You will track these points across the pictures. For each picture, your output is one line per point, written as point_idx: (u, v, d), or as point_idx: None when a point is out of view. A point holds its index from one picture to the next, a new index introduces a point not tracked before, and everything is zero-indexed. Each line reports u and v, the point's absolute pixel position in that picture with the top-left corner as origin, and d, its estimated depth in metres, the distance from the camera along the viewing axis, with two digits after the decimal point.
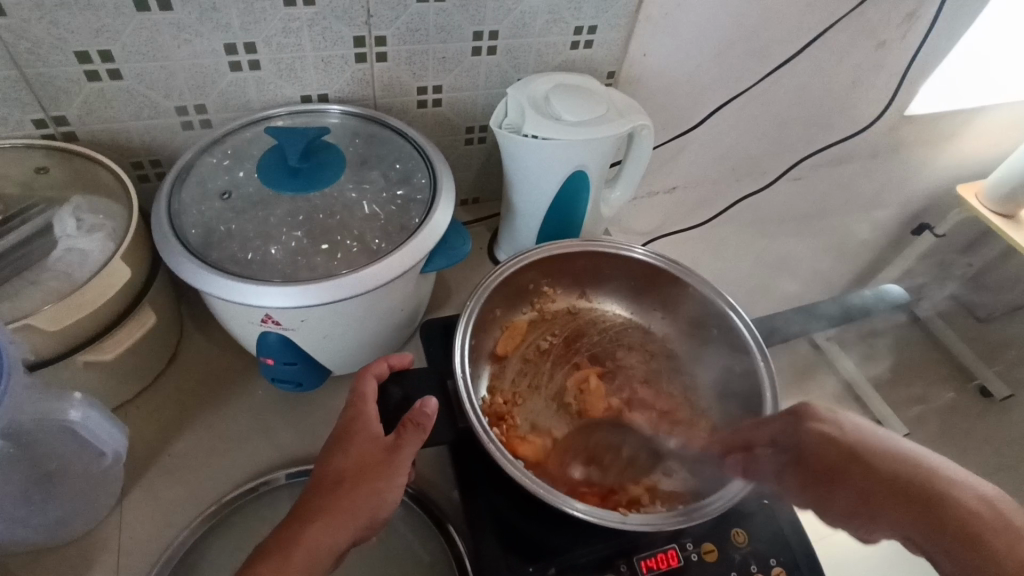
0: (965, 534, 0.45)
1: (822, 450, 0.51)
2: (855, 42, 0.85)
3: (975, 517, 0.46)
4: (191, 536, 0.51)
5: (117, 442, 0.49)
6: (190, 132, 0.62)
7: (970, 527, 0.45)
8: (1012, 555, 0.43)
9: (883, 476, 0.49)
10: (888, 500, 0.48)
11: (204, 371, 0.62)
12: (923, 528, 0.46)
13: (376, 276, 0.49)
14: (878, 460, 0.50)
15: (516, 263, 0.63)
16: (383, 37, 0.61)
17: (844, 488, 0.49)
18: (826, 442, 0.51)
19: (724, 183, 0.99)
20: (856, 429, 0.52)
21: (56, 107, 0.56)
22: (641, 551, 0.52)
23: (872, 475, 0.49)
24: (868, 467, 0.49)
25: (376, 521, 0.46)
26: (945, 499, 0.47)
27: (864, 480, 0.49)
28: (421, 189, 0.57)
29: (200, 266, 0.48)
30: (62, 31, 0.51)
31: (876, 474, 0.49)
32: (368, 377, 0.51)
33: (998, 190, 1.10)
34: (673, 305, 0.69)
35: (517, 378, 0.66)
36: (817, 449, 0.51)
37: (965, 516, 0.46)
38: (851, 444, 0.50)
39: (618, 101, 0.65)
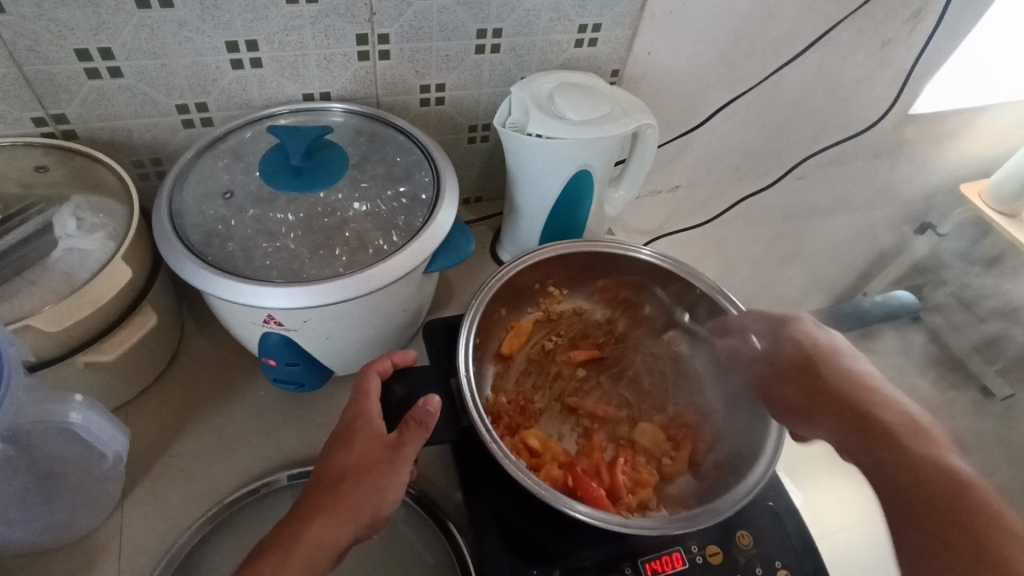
0: (888, 450, 0.49)
1: (790, 361, 0.58)
2: (860, 41, 0.84)
3: (900, 430, 0.50)
4: (194, 536, 0.51)
5: (118, 443, 0.48)
6: (191, 131, 0.62)
7: (895, 433, 0.50)
8: (925, 467, 0.46)
9: (828, 381, 0.55)
10: (816, 395, 0.55)
11: (206, 371, 0.62)
12: (848, 432, 0.51)
13: (379, 276, 0.49)
14: (830, 362, 0.57)
15: (521, 263, 0.62)
16: (386, 35, 0.61)
17: (800, 386, 0.56)
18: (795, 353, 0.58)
19: (726, 183, 0.99)
20: (827, 346, 0.59)
21: (55, 105, 0.55)
22: (646, 554, 0.51)
23: (818, 375, 0.56)
24: (816, 373, 0.56)
25: (377, 520, 0.45)
26: (880, 414, 0.52)
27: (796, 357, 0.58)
28: (425, 189, 0.57)
29: (201, 265, 0.48)
30: (62, 28, 0.51)
31: (823, 381, 0.55)
32: (372, 374, 0.51)
33: (1003, 190, 1.09)
34: (681, 309, 0.68)
35: (521, 378, 0.66)
36: (772, 362, 0.59)
37: (897, 431, 0.50)
38: (821, 359, 0.57)
39: (622, 100, 0.65)
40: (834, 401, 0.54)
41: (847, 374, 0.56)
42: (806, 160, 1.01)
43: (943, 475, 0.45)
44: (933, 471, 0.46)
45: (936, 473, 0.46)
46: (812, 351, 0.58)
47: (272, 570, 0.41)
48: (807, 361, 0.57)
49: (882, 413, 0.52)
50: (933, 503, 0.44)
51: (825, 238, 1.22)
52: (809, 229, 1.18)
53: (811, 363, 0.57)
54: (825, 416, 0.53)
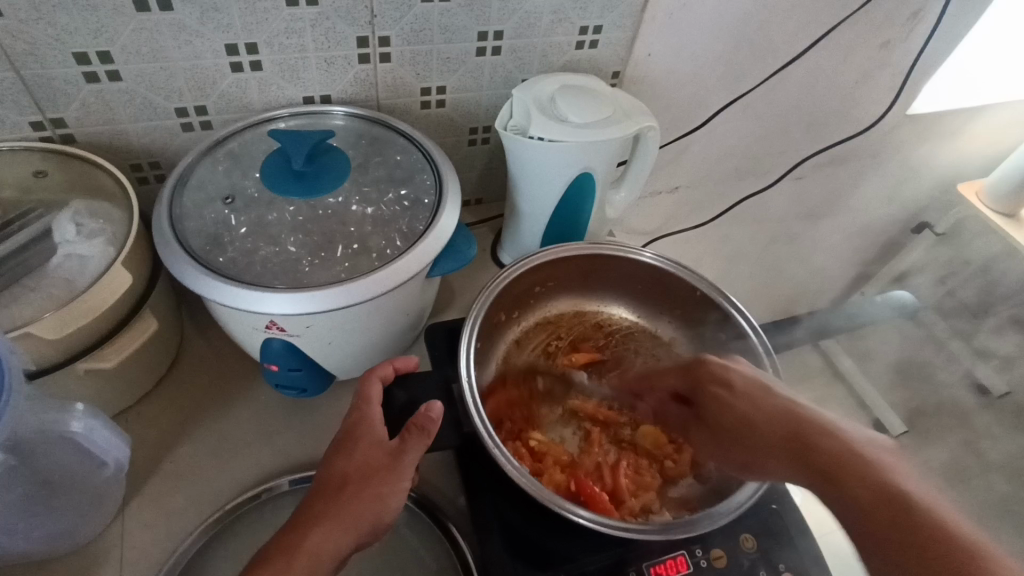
0: (840, 476, 0.42)
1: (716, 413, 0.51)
2: (860, 41, 0.84)
3: (843, 457, 0.43)
4: (197, 543, 0.51)
5: (119, 451, 0.48)
6: (191, 134, 0.61)
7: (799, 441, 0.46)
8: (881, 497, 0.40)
9: (761, 421, 0.48)
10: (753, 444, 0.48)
11: (206, 377, 0.62)
12: (800, 474, 0.44)
13: (382, 281, 0.49)
14: (719, 385, 0.52)
15: (523, 266, 0.62)
16: (387, 37, 0.61)
17: (741, 446, 0.49)
18: (716, 401, 0.51)
19: (726, 183, 0.99)
20: (749, 381, 0.51)
21: (53, 108, 0.55)
22: (650, 557, 0.51)
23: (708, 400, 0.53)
24: (758, 424, 0.48)
25: (379, 528, 0.45)
26: (742, 412, 0.49)
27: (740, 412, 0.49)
28: (426, 193, 0.56)
29: (203, 271, 0.47)
30: (60, 32, 0.50)
31: (757, 434, 0.48)
32: (374, 379, 0.50)
33: (1001, 190, 1.09)
34: (682, 309, 0.68)
35: (523, 381, 0.66)
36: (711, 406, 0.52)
37: (836, 459, 0.43)
38: (746, 395, 0.50)
39: (623, 102, 0.65)
40: (778, 439, 0.46)
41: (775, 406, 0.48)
42: (805, 160, 1.01)
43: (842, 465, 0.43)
44: (849, 458, 0.43)
45: (875, 485, 0.41)
46: (736, 396, 0.50)
47: None
48: (741, 416, 0.49)
49: (822, 441, 0.45)
50: (840, 482, 0.42)
51: (824, 238, 1.22)
52: (808, 229, 1.18)
53: (747, 400, 0.50)
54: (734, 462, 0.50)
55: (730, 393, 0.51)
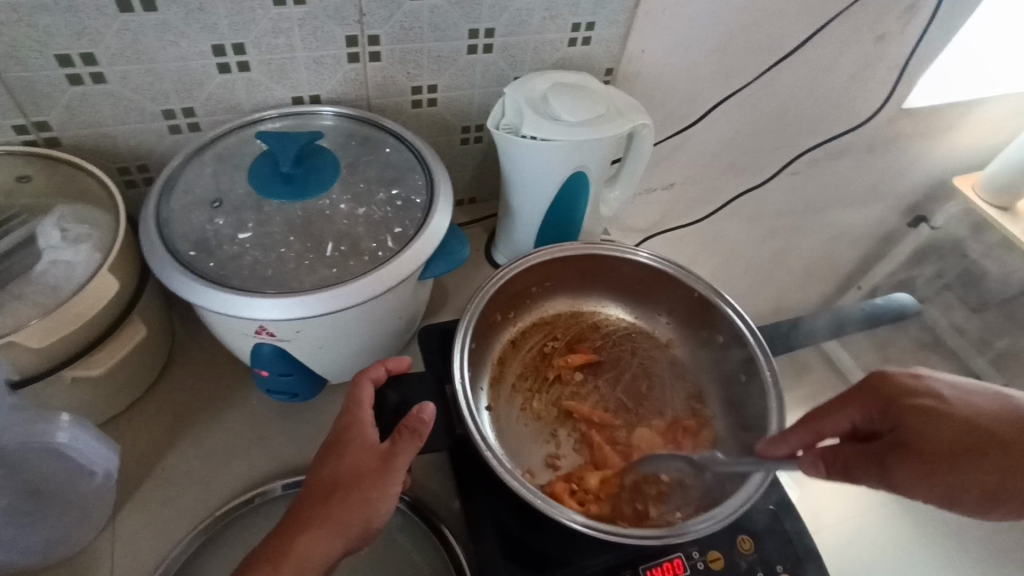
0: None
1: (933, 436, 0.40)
2: (855, 35, 0.83)
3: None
4: (189, 549, 0.50)
5: (108, 460, 0.48)
6: (178, 136, 0.60)
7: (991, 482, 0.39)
8: None
9: (939, 436, 0.40)
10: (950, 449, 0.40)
11: (197, 382, 0.61)
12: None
13: (372, 284, 0.48)
14: (955, 404, 0.42)
15: (516, 267, 0.61)
16: (376, 36, 0.60)
17: (964, 467, 0.39)
18: (923, 407, 0.42)
19: (721, 180, 0.98)
20: (954, 391, 0.43)
21: (37, 112, 0.54)
22: (646, 560, 0.51)
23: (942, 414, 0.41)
24: (973, 430, 0.40)
25: (369, 532, 0.44)
26: (918, 411, 0.42)
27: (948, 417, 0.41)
28: (418, 194, 0.55)
29: (190, 277, 0.47)
30: (42, 34, 0.49)
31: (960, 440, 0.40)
32: (365, 381, 0.50)
33: (997, 183, 1.09)
34: (679, 309, 0.67)
35: (518, 382, 0.65)
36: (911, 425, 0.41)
37: None
38: (958, 414, 0.41)
39: (617, 100, 0.64)
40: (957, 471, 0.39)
41: (1012, 418, 0.41)
42: (801, 156, 1.00)
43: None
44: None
45: None
46: (960, 407, 0.41)
47: None
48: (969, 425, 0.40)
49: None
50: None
51: (820, 234, 1.22)
52: (804, 224, 1.17)
53: (956, 416, 0.41)
54: (968, 498, 0.39)
55: (955, 411, 0.41)
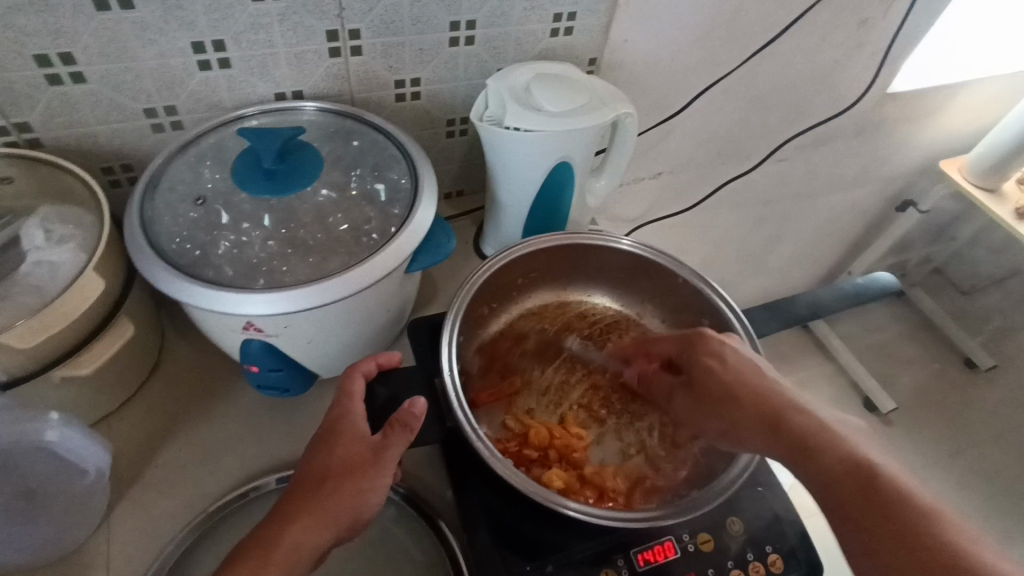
0: (860, 492, 0.45)
1: (713, 380, 0.54)
2: (837, 20, 0.84)
3: (843, 480, 0.46)
4: (181, 546, 0.50)
5: (99, 457, 0.49)
6: (161, 135, 0.60)
7: (806, 442, 0.48)
8: (847, 466, 0.46)
9: (747, 395, 0.52)
10: (713, 382, 0.54)
11: (188, 380, 0.61)
12: (772, 441, 0.50)
13: (358, 279, 0.48)
14: (732, 372, 0.54)
15: (504, 257, 0.61)
16: (357, 30, 0.60)
17: (738, 412, 0.52)
18: (710, 376, 0.54)
19: (708, 167, 0.99)
20: (750, 363, 0.54)
21: (17, 113, 0.54)
22: (637, 544, 0.52)
23: (712, 377, 0.54)
24: (745, 389, 0.53)
25: (359, 521, 0.45)
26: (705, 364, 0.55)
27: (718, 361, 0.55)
28: (402, 188, 0.56)
29: (175, 274, 0.47)
30: (19, 34, 0.49)
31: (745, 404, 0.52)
32: (355, 375, 0.50)
33: (981, 166, 1.12)
34: (662, 294, 0.68)
35: (506, 372, 0.66)
36: (698, 376, 0.55)
37: (802, 432, 0.49)
38: (737, 370, 0.54)
39: (600, 89, 0.64)
40: (750, 407, 0.51)
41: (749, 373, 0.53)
42: (788, 140, 1.00)
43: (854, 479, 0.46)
44: (841, 476, 0.46)
45: (841, 460, 0.47)
46: (730, 372, 0.54)
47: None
48: (730, 380, 0.53)
49: (826, 452, 0.47)
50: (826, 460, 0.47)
51: (808, 220, 1.23)
52: (793, 211, 1.18)
53: (748, 387, 0.52)
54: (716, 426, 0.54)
55: (745, 378, 0.53)
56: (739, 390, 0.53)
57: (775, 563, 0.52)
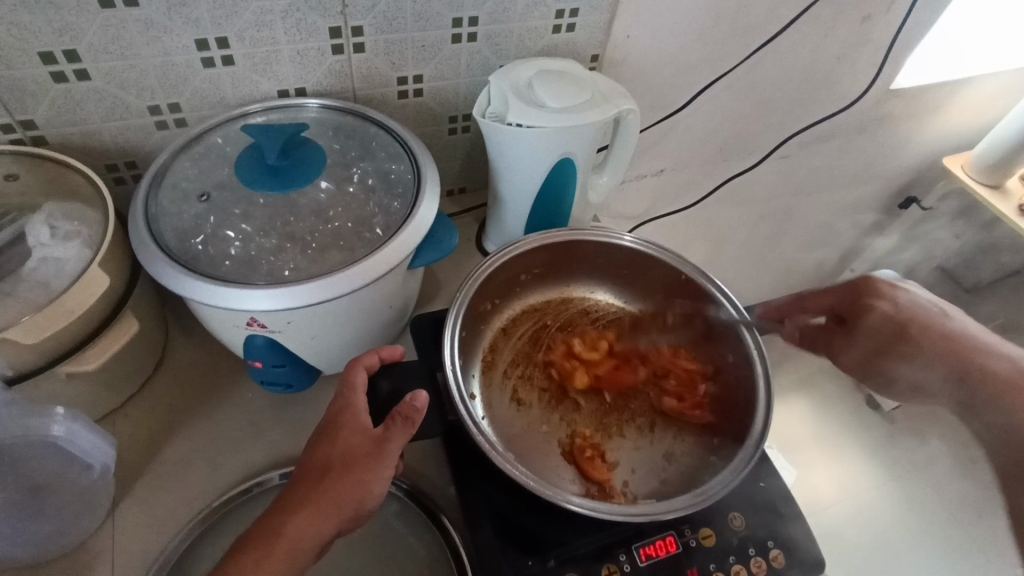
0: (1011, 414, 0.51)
1: (882, 323, 0.60)
2: (840, 16, 0.83)
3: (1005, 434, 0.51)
4: (184, 541, 0.51)
5: (106, 454, 0.49)
6: (165, 132, 0.61)
7: (970, 375, 0.55)
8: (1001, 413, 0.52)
9: (907, 337, 0.58)
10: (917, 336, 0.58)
11: (192, 376, 0.61)
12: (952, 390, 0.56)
13: (362, 274, 0.48)
14: (919, 322, 0.59)
15: (506, 254, 0.62)
16: (359, 27, 0.60)
17: (903, 350, 0.59)
18: (879, 315, 0.60)
19: (711, 164, 0.98)
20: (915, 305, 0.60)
21: (22, 110, 0.54)
22: (639, 539, 0.52)
23: (883, 315, 0.59)
24: (907, 335, 0.58)
25: (362, 513, 0.45)
26: (872, 306, 0.60)
27: (890, 305, 0.60)
28: (405, 184, 0.56)
29: (180, 270, 0.47)
30: (24, 31, 0.49)
31: (912, 339, 0.58)
32: (358, 368, 0.50)
33: (984, 163, 1.12)
34: (664, 290, 0.68)
35: (509, 369, 0.66)
36: (861, 314, 0.61)
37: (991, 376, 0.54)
38: (908, 316, 0.59)
39: (602, 86, 0.64)
40: (952, 357, 0.57)
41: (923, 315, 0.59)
42: (791, 137, 1.00)
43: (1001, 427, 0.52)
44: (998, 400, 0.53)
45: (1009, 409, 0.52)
46: (904, 312, 0.59)
47: (257, 565, 0.40)
48: (895, 323, 0.59)
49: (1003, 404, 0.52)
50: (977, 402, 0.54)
51: (810, 217, 1.23)
52: (797, 207, 1.18)
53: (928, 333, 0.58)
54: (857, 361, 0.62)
55: (900, 324, 0.59)
56: (915, 333, 0.58)
57: (777, 558, 0.52)
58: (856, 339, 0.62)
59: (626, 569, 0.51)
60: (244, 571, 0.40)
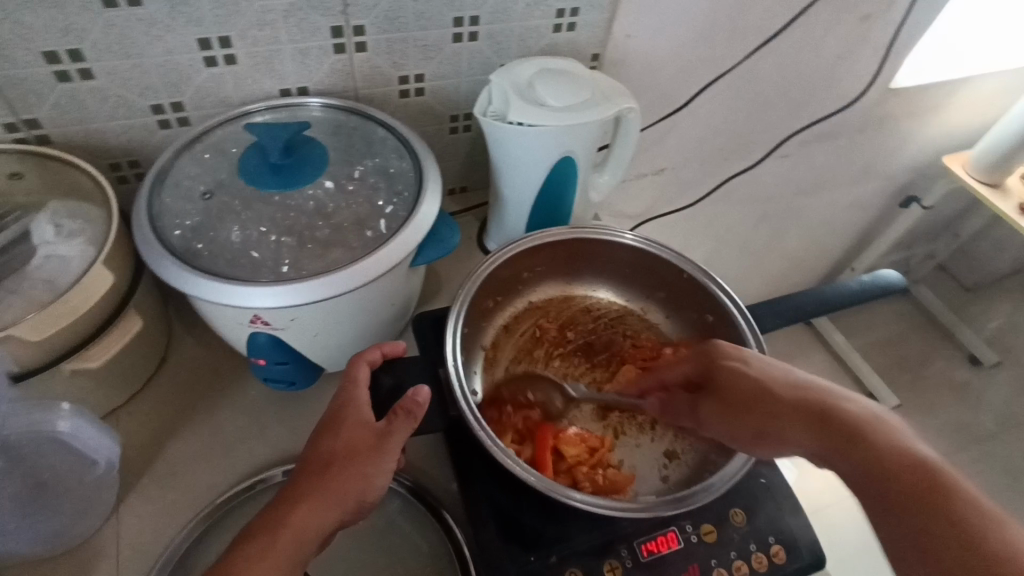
0: (911, 492, 0.41)
1: (734, 384, 0.52)
2: (840, 15, 0.84)
3: (898, 488, 0.42)
4: (187, 538, 0.51)
5: (109, 450, 0.49)
6: (168, 131, 0.61)
7: (851, 429, 0.46)
8: (895, 458, 0.43)
9: (782, 396, 0.50)
10: (775, 402, 0.50)
11: (195, 374, 0.62)
12: (815, 444, 0.47)
13: (364, 271, 0.49)
14: (777, 388, 0.50)
15: (508, 252, 0.62)
16: (361, 26, 0.60)
17: (752, 421, 0.50)
18: (738, 376, 0.52)
19: (711, 163, 0.99)
20: (766, 366, 0.52)
21: (26, 109, 0.54)
22: (640, 535, 0.52)
23: (757, 386, 0.51)
24: (767, 397, 0.50)
25: (364, 507, 0.45)
26: (727, 371, 0.53)
27: (742, 365, 0.53)
28: (406, 183, 0.56)
29: (184, 267, 0.47)
30: (28, 30, 0.50)
31: (776, 403, 0.50)
32: (360, 363, 0.50)
33: (984, 161, 1.12)
34: (665, 289, 0.69)
35: (511, 365, 0.66)
36: (723, 379, 0.53)
37: (852, 425, 0.46)
38: (762, 377, 0.52)
39: (603, 85, 0.64)
40: (806, 413, 0.48)
41: (773, 375, 0.52)
42: (790, 136, 1.00)
43: (908, 471, 0.42)
44: (899, 464, 0.43)
45: (906, 464, 0.43)
46: (757, 376, 0.52)
47: (260, 557, 0.41)
48: (760, 386, 0.51)
49: (875, 446, 0.44)
50: (873, 465, 0.44)
51: (810, 216, 1.23)
52: (796, 206, 1.19)
53: (787, 386, 0.50)
54: (744, 430, 0.51)
55: (757, 383, 0.51)
56: (763, 401, 0.50)
57: (778, 553, 0.53)
58: (717, 408, 0.53)
59: (628, 564, 0.51)
60: (247, 563, 0.40)
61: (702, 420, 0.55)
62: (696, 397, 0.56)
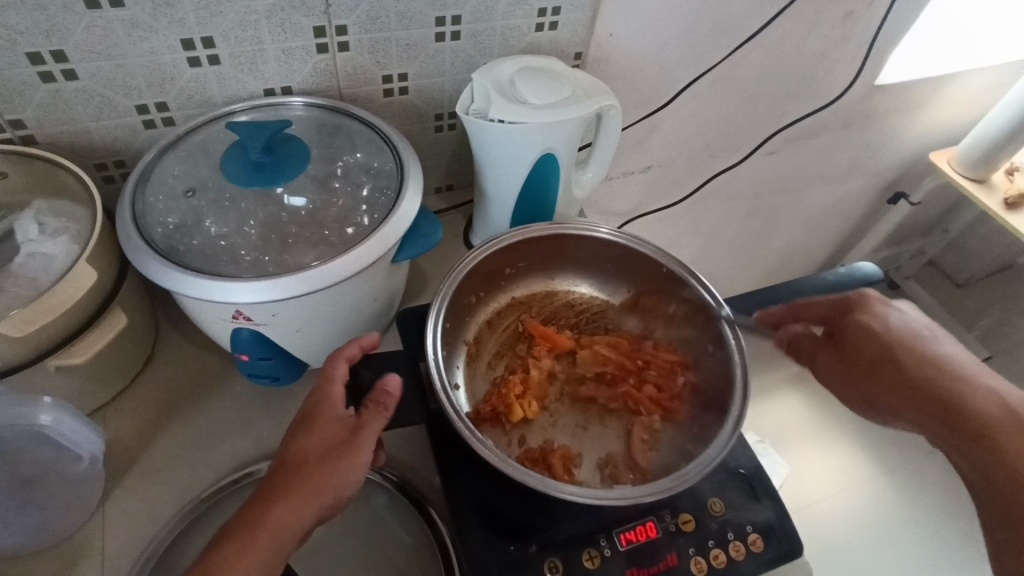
0: (1013, 481, 0.48)
1: (860, 344, 0.57)
2: (822, 13, 0.85)
3: (1005, 478, 0.48)
4: (173, 531, 0.52)
5: (93, 444, 0.50)
6: (152, 131, 0.62)
7: (980, 428, 0.51)
8: (1011, 455, 0.49)
9: (917, 369, 0.54)
10: (920, 372, 0.54)
11: (182, 370, 0.62)
12: (944, 425, 0.52)
13: (344, 266, 0.49)
14: (911, 360, 0.55)
15: (489, 247, 0.62)
16: (344, 26, 0.61)
17: (885, 383, 0.56)
18: (868, 338, 0.57)
19: (697, 161, 1.00)
20: (907, 330, 0.56)
21: (11, 110, 0.55)
22: (619, 525, 0.53)
23: (904, 363, 0.55)
24: (891, 364, 0.55)
25: (340, 501, 0.46)
26: (865, 331, 0.57)
27: (863, 329, 0.57)
28: (388, 180, 0.57)
29: (166, 264, 0.48)
30: (12, 32, 0.50)
31: (908, 373, 0.55)
32: (338, 360, 0.51)
33: (969, 157, 1.13)
34: (645, 283, 0.70)
35: (494, 360, 0.67)
36: (857, 338, 0.57)
37: (980, 417, 0.51)
38: (892, 343, 0.56)
39: (584, 82, 0.65)
40: (931, 393, 0.53)
41: (899, 342, 0.56)
42: (775, 134, 1.01)
43: (1012, 468, 0.48)
44: (1015, 459, 0.48)
45: (1013, 457, 0.49)
46: (888, 337, 0.56)
47: (237, 553, 0.41)
48: (888, 349, 0.56)
49: (998, 441, 0.50)
50: (988, 452, 0.50)
51: (799, 213, 1.24)
52: (784, 203, 1.20)
53: (913, 358, 0.55)
54: (865, 391, 0.57)
55: (890, 345, 0.56)
56: (895, 364, 0.55)
57: (755, 542, 0.54)
58: (836, 365, 0.59)
59: (607, 553, 0.52)
60: (224, 560, 0.41)
61: (819, 370, 0.60)
62: (826, 345, 0.60)
